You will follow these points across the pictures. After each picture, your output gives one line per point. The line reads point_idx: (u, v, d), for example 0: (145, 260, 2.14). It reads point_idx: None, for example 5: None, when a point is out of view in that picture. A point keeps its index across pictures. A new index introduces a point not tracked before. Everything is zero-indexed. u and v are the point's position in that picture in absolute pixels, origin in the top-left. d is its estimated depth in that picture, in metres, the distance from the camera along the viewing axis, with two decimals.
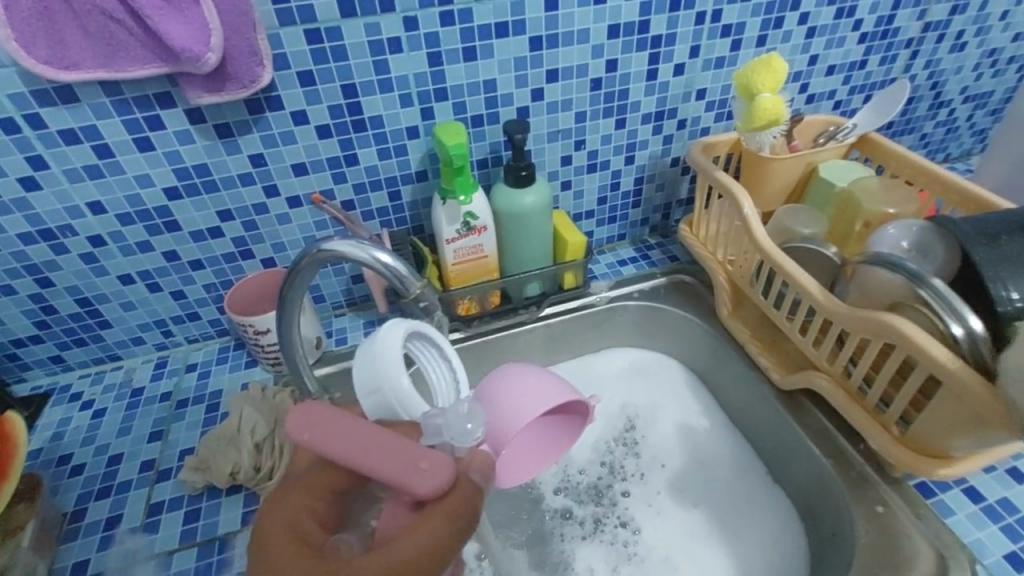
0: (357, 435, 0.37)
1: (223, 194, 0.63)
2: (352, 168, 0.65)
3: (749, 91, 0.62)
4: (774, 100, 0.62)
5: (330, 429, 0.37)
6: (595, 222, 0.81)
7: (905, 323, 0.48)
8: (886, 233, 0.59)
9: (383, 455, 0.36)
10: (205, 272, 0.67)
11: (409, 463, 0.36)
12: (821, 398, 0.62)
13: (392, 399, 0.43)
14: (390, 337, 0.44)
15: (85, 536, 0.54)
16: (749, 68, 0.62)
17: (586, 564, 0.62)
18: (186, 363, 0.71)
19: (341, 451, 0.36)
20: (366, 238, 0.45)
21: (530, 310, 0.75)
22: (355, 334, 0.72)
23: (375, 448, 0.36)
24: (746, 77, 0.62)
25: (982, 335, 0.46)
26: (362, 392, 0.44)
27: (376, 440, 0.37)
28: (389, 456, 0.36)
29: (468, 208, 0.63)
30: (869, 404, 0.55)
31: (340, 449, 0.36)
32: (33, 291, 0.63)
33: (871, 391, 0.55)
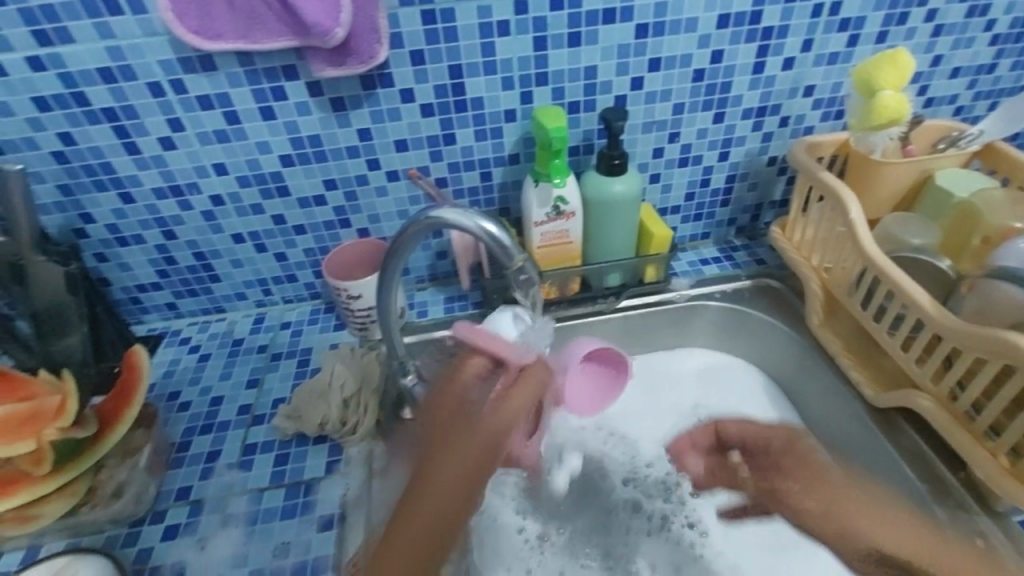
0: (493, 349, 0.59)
1: (331, 164, 0.67)
2: (449, 147, 0.68)
3: (869, 87, 0.59)
4: (897, 98, 0.58)
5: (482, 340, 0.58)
6: (680, 218, 0.79)
7: None
8: (1015, 248, 0.55)
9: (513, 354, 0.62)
10: (306, 237, 0.72)
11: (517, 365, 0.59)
12: (919, 419, 0.58)
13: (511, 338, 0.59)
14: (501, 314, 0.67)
15: (189, 465, 0.59)
16: (870, 64, 0.59)
17: (649, 558, 0.63)
18: (281, 321, 0.76)
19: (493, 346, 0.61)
20: (469, 209, 0.47)
21: (607, 301, 0.74)
22: (435, 308, 0.74)
23: (505, 354, 0.61)
24: (867, 72, 0.59)
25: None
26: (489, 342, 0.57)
27: (503, 352, 0.60)
28: (513, 358, 0.61)
29: (560, 192, 0.64)
30: (979, 429, 0.51)
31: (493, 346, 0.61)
32: (160, 241, 0.69)
33: (982, 418, 0.51)
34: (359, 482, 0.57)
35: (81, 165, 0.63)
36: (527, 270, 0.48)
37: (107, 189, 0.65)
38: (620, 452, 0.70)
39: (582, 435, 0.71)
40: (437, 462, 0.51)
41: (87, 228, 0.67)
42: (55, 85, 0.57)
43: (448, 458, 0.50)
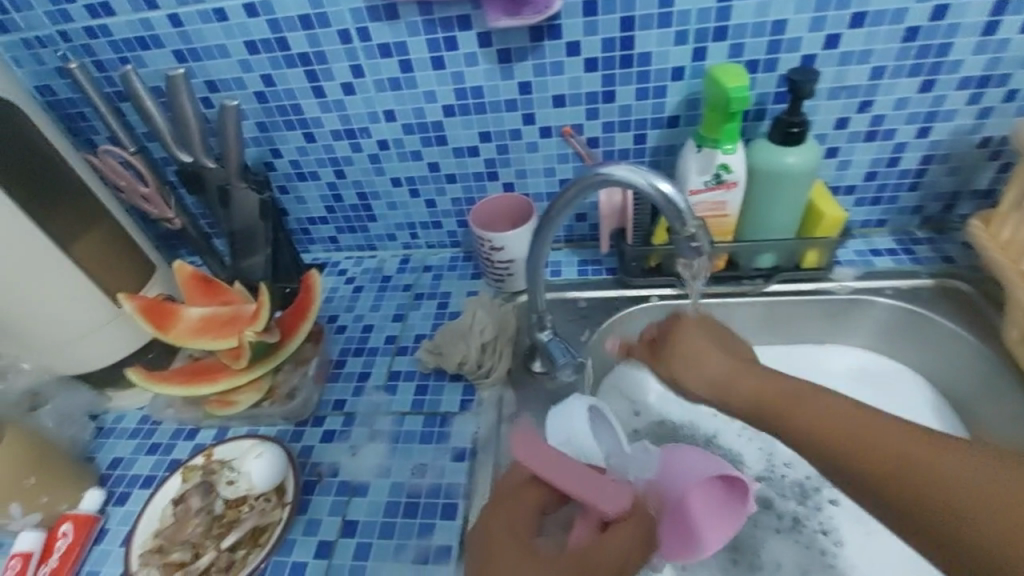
0: (566, 472, 0.41)
1: (489, 116, 0.68)
2: (607, 105, 0.65)
3: None
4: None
5: (548, 463, 0.41)
6: (854, 199, 0.71)
7: None
8: None
9: (576, 478, 0.41)
10: (456, 187, 0.75)
11: (595, 487, 0.41)
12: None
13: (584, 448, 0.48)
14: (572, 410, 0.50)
15: (343, 381, 0.66)
16: None
17: (775, 557, 0.59)
18: (424, 264, 0.81)
19: (561, 483, 0.41)
20: (641, 167, 0.46)
21: (755, 283, 0.68)
22: (570, 268, 0.75)
23: (577, 475, 0.41)
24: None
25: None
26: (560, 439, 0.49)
27: (571, 468, 0.42)
28: (579, 479, 0.41)
29: (726, 159, 0.59)
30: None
31: (562, 481, 0.41)
32: (330, 180, 0.76)
33: None
34: (490, 423, 0.60)
35: (276, 106, 0.70)
36: (699, 237, 0.46)
37: (294, 129, 0.72)
38: (753, 443, 0.66)
39: (711, 417, 0.68)
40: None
41: (274, 162, 0.75)
42: (264, 30, 0.64)
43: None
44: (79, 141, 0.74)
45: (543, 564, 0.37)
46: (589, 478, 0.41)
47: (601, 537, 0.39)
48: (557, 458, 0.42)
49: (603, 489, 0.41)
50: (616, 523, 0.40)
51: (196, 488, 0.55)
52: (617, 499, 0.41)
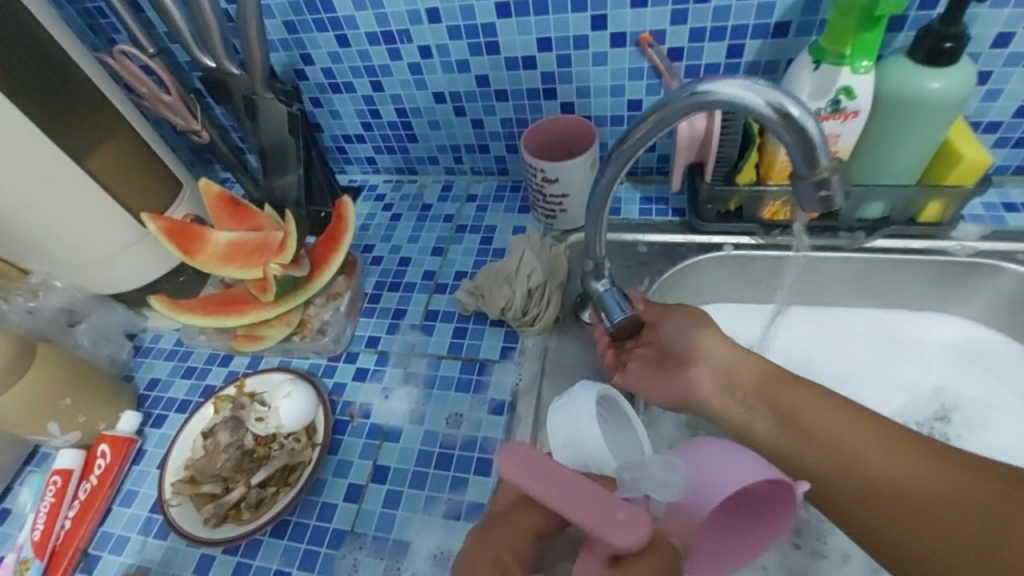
0: (562, 486, 0.34)
1: (551, 18, 0.57)
2: (699, 6, 0.53)
3: None
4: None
5: (537, 478, 0.34)
6: (997, 139, 0.57)
7: None
8: None
9: (582, 505, 0.33)
10: (507, 105, 0.65)
11: (606, 513, 0.33)
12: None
13: (586, 453, 0.43)
14: (580, 399, 0.45)
15: (379, 317, 0.61)
16: None
17: (842, 544, 0.52)
18: (468, 192, 0.73)
19: (554, 505, 0.33)
20: (759, 80, 0.36)
21: (855, 237, 0.57)
22: (631, 207, 0.66)
23: (575, 497, 0.33)
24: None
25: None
26: (558, 442, 0.44)
27: (571, 487, 0.34)
28: (588, 505, 0.33)
29: (849, 81, 0.47)
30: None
31: (557, 503, 0.33)
32: (366, 92, 0.68)
33: None
34: (533, 374, 0.55)
35: (305, 1, 0.61)
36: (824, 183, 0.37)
37: (326, 30, 0.63)
38: None
39: None
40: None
41: (306, 70, 0.67)
42: None
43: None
44: (101, 41, 0.68)
45: None
46: (592, 499, 0.33)
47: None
48: (556, 475, 0.34)
49: (613, 512, 0.33)
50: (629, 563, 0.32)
51: (225, 423, 0.53)
52: (631, 533, 0.32)
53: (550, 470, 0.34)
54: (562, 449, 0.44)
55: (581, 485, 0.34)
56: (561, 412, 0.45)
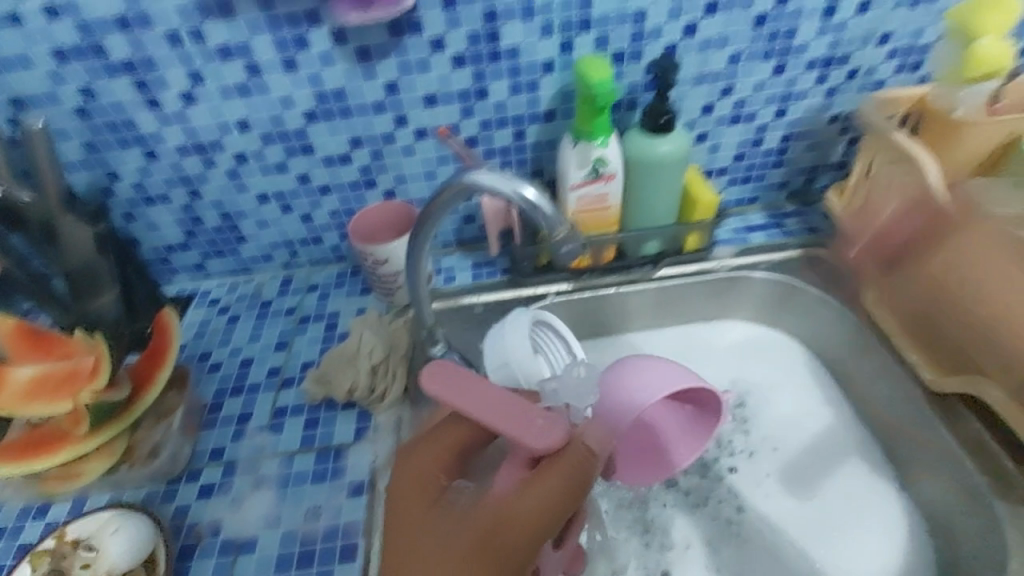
0: (485, 400, 0.39)
1: (356, 120, 0.63)
2: (481, 102, 0.63)
3: (964, 34, 0.48)
4: (1000, 45, 0.47)
5: (461, 394, 0.39)
6: (727, 180, 0.74)
7: None
8: None
9: (503, 415, 0.39)
10: (332, 198, 0.70)
11: (528, 421, 0.39)
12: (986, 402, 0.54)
13: (517, 372, 0.51)
14: (517, 321, 0.53)
15: (221, 427, 0.61)
16: (968, 4, 0.48)
17: (682, 534, 0.60)
18: (308, 283, 0.75)
19: (476, 414, 0.39)
20: (507, 171, 0.44)
21: (644, 270, 0.70)
22: (463, 274, 0.72)
23: (495, 409, 0.39)
24: (960, 16, 0.48)
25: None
26: (492, 366, 0.52)
27: (492, 401, 0.39)
28: (509, 414, 0.39)
29: (601, 152, 0.59)
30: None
31: (475, 412, 0.39)
32: (185, 201, 0.68)
33: None
34: (390, 449, 0.57)
35: (104, 122, 0.61)
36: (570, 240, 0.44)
37: (131, 146, 0.63)
38: None
39: None
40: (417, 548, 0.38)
41: (114, 186, 0.66)
42: (72, 35, 0.55)
43: (431, 520, 0.39)
44: None
45: (449, 517, 0.39)
46: (515, 414, 0.39)
47: (523, 487, 0.38)
48: (482, 395, 0.39)
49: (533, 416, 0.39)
50: (543, 461, 0.38)
51: None
52: (547, 435, 0.38)
53: (472, 386, 0.40)
54: (496, 372, 0.51)
55: (504, 398, 0.39)
56: (496, 338, 0.53)
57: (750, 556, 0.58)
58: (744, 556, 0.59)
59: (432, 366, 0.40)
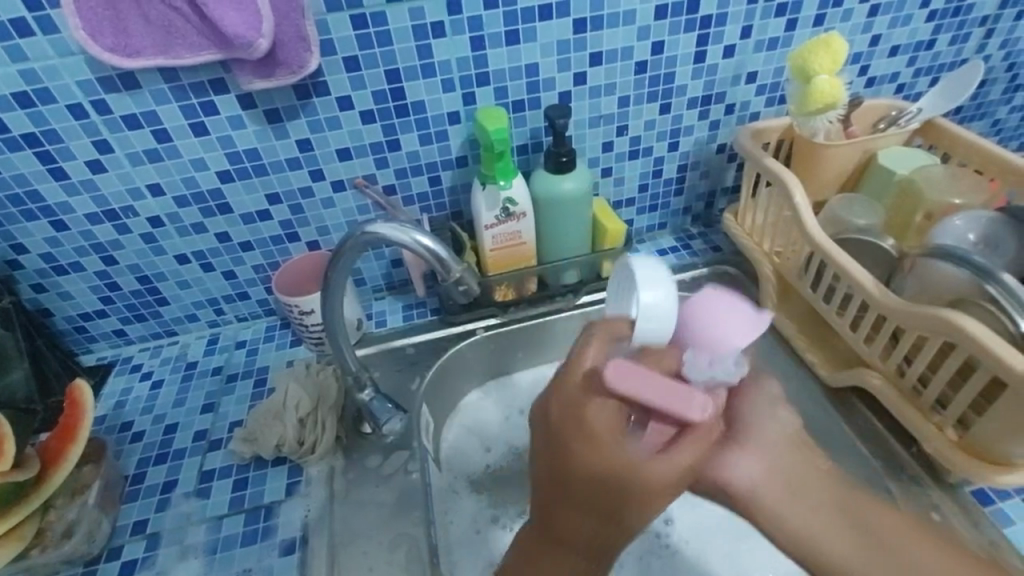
0: (650, 382, 0.39)
1: (272, 177, 0.65)
2: (394, 153, 0.66)
3: (803, 73, 0.55)
4: (833, 81, 0.54)
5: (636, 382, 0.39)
6: (635, 209, 0.80)
7: (951, 313, 0.45)
8: (950, 226, 0.53)
9: (660, 391, 0.39)
10: (254, 254, 0.70)
11: (673, 393, 0.39)
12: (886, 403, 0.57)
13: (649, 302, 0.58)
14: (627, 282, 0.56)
15: (143, 498, 0.59)
16: (804, 47, 0.55)
17: (618, 550, 0.61)
18: (236, 340, 0.75)
19: (639, 391, 0.38)
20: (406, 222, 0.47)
21: (567, 298, 0.74)
22: (394, 317, 0.75)
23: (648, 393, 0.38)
24: (800, 58, 0.55)
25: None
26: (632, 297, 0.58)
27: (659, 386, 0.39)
28: (660, 389, 0.39)
29: (508, 193, 0.62)
30: (946, 419, 0.49)
31: (639, 391, 0.38)
32: (98, 268, 0.67)
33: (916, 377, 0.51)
34: (321, 502, 0.56)
35: (6, 195, 0.60)
36: (468, 279, 0.48)
37: (38, 218, 0.62)
38: None
39: None
40: (569, 509, 0.41)
41: (20, 258, 0.64)
42: None
43: (553, 525, 0.42)
44: None
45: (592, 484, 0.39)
46: (667, 384, 0.39)
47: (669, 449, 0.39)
48: (669, 405, 0.38)
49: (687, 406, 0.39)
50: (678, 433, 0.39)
51: None
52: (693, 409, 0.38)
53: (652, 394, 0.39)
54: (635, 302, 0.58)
55: (665, 377, 0.40)
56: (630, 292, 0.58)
57: (680, 567, 0.60)
58: (675, 567, 0.60)
59: (613, 370, 0.39)
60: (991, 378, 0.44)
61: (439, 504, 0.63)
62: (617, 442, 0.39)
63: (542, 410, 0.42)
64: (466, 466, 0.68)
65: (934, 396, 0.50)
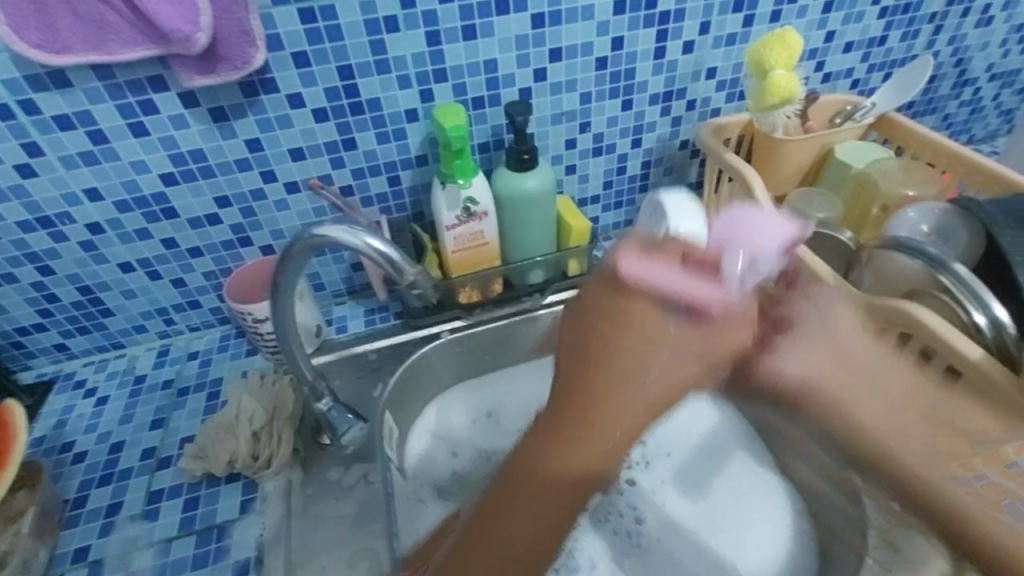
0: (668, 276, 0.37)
1: (221, 179, 0.62)
2: (350, 152, 0.63)
3: (760, 68, 0.55)
4: (789, 76, 0.54)
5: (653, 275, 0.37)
6: (601, 207, 0.79)
7: (908, 304, 0.45)
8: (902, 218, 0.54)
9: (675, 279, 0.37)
10: (204, 260, 0.67)
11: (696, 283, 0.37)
12: None
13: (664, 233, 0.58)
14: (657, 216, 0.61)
15: (86, 523, 0.55)
16: (760, 42, 0.55)
17: (588, 553, 0.60)
18: (188, 350, 0.71)
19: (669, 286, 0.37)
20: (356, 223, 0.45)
21: (533, 298, 0.72)
22: (355, 322, 0.73)
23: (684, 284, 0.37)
24: (756, 52, 0.55)
25: (1006, 323, 0.42)
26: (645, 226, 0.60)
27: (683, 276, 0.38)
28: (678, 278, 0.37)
29: (468, 192, 0.60)
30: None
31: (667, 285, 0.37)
32: (33, 279, 0.63)
33: None
34: (278, 518, 0.54)
35: None
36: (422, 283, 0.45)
37: None
38: None
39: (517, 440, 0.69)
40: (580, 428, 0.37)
41: None
42: None
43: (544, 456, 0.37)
44: None
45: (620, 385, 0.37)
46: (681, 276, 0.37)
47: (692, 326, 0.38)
48: (696, 292, 0.37)
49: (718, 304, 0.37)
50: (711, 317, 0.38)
51: None
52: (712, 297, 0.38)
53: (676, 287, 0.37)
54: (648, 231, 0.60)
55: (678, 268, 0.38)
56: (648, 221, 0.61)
57: (649, 568, 0.59)
58: (644, 568, 0.59)
59: (629, 268, 0.37)
60: (946, 367, 0.45)
61: (404, 514, 0.61)
62: (661, 344, 0.37)
63: (574, 309, 0.39)
64: (433, 473, 0.66)
65: None
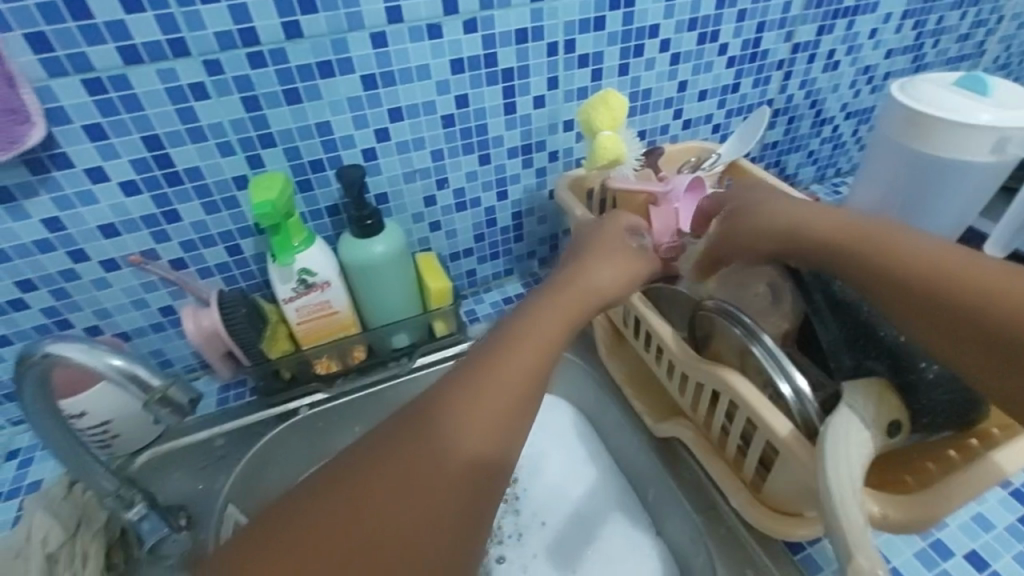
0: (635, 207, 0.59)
1: (18, 263, 0.54)
2: (175, 225, 0.58)
3: (589, 129, 0.58)
4: (614, 138, 0.57)
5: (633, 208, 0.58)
6: (475, 259, 0.77)
7: (730, 373, 0.45)
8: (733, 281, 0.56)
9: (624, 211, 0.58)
10: (15, 347, 0.59)
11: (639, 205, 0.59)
12: (728, 473, 0.50)
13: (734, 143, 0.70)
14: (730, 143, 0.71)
15: None
16: (586, 104, 0.58)
17: None
18: (6, 449, 0.62)
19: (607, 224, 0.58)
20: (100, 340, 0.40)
21: (402, 362, 0.68)
22: (207, 401, 0.66)
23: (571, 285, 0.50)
24: (583, 115, 0.58)
25: (809, 397, 0.42)
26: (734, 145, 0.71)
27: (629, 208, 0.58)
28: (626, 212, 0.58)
29: (300, 266, 0.56)
30: (749, 473, 0.49)
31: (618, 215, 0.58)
32: None
33: (730, 436, 0.49)
34: None
35: None
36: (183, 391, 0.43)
37: None
38: None
39: None
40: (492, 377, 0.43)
41: None
42: None
43: (490, 411, 0.42)
44: None
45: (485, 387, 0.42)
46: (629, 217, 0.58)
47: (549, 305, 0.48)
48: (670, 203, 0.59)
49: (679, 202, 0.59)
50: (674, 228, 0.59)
51: None
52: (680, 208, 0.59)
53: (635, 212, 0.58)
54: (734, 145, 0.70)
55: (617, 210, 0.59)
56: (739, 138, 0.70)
57: None
58: None
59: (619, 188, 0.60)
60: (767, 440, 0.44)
61: None
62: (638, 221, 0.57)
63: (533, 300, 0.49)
64: None
65: (739, 452, 0.49)
